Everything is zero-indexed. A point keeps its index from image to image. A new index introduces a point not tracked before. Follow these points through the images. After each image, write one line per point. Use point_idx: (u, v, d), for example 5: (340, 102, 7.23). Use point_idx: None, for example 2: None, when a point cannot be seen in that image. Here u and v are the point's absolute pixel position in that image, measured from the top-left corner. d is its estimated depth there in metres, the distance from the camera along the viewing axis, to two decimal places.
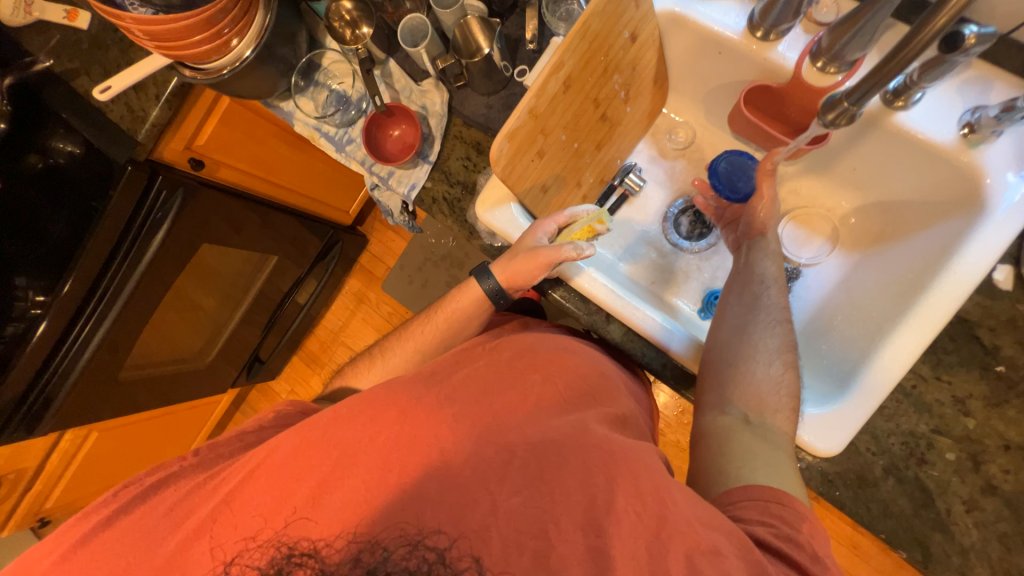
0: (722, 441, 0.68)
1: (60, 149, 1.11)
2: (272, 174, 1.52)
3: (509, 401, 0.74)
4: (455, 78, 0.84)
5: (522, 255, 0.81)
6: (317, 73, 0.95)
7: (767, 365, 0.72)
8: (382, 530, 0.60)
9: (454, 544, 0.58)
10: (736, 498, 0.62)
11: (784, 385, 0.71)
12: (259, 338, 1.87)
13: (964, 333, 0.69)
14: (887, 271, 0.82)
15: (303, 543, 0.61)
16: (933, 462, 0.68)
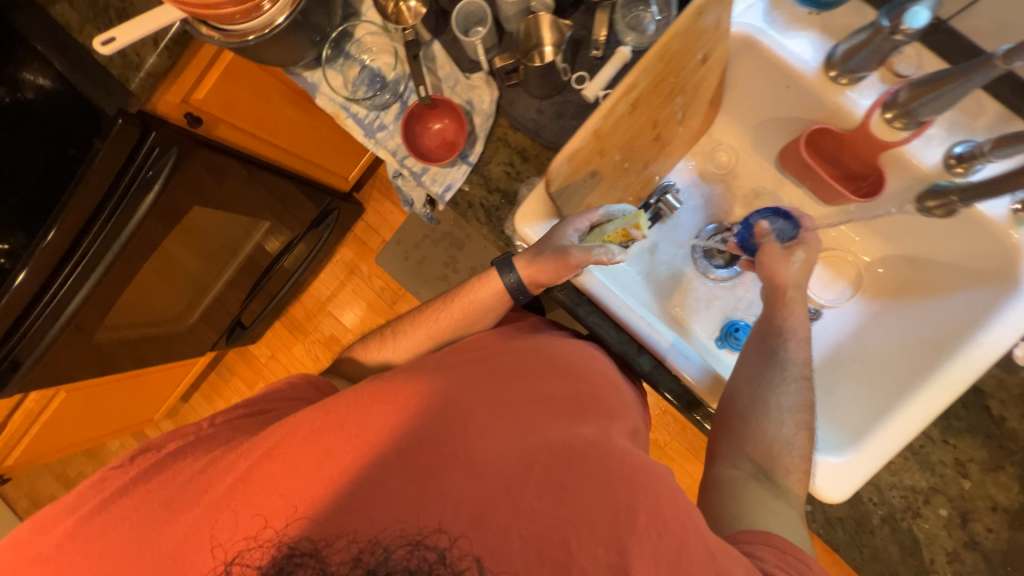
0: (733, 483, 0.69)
1: (30, 82, 0.86)
2: (278, 136, 1.26)
3: (559, 408, 0.66)
4: (510, 76, 0.77)
5: (547, 256, 0.70)
6: (349, 45, 0.87)
7: (780, 424, 0.73)
8: (382, 530, 0.53)
9: (456, 544, 0.52)
10: (755, 539, 0.62)
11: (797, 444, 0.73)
12: (246, 304, 1.56)
13: (976, 402, 0.80)
14: (904, 326, 0.90)
15: (303, 544, 0.53)
16: (926, 515, 0.82)
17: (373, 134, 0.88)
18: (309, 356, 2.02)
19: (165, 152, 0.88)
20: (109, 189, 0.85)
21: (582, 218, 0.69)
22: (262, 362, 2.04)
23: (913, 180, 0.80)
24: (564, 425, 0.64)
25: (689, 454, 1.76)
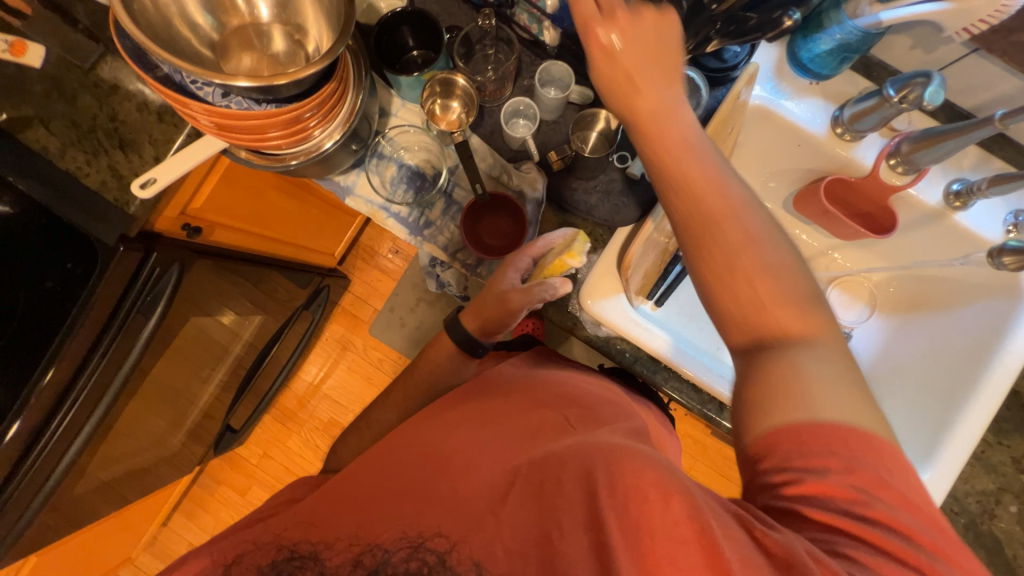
0: None
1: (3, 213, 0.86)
2: (264, 227, 1.31)
3: (547, 440, 0.62)
4: (560, 163, 0.79)
5: (498, 295, 0.73)
6: (383, 146, 0.83)
7: None
8: (384, 534, 0.54)
9: (455, 548, 0.51)
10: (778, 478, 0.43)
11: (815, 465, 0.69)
12: (234, 406, 1.61)
13: (1016, 402, 0.81)
14: (929, 337, 0.93)
15: (300, 548, 0.56)
16: (1001, 515, 0.80)
17: (421, 231, 0.83)
18: (305, 445, 1.97)
19: (166, 271, 0.94)
20: (102, 330, 0.88)
21: (525, 254, 0.74)
22: (254, 464, 1.95)
23: (918, 216, 0.87)
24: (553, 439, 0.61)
25: (718, 479, 1.70)
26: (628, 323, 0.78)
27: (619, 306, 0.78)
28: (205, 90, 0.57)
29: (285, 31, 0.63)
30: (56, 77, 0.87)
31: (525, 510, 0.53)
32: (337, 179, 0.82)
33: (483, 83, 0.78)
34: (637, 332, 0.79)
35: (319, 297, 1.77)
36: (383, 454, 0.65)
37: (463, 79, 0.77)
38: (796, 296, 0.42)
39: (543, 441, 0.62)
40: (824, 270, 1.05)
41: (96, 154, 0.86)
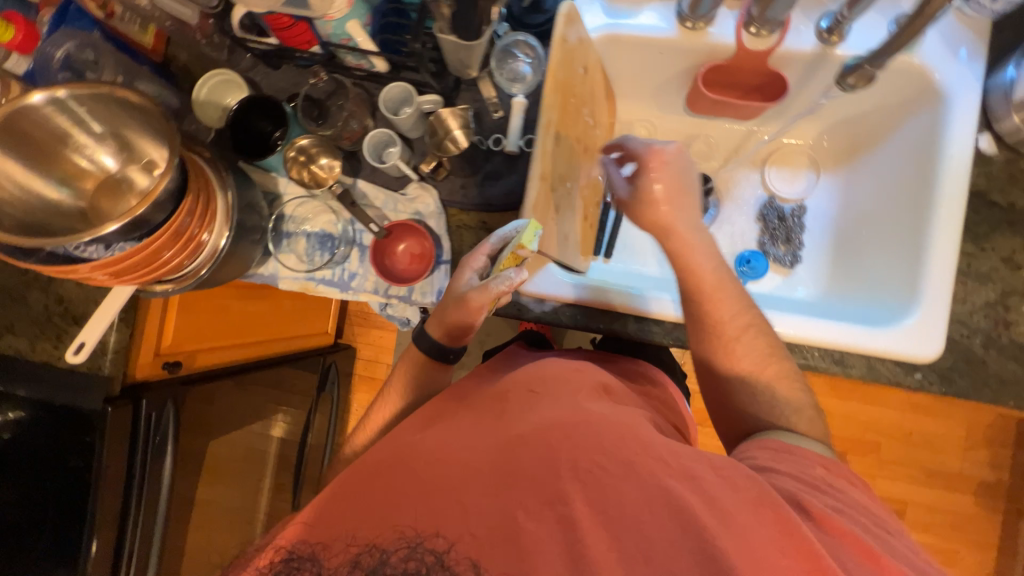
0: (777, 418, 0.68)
1: (8, 420, 0.94)
2: (245, 335, 1.38)
3: (527, 407, 0.61)
4: (436, 170, 0.82)
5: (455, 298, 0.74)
6: (286, 224, 0.87)
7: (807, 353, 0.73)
8: (381, 534, 0.51)
9: (453, 547, 0.49)
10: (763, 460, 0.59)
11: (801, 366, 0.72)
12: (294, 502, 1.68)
13: (982, 203, 0.76)
14: (878, 177, 0.89)
15: (298, 552, 0.52)
16: (1017, 320, 0.74)
17: (349, 284, 0.86)
18: None
19: (163, 411, 1.01)
20: (127, 482, 0.96)
21: (476, 255, 0.72)
22: None
23: (804, 67, 0.83)
24: (532, 410, 0.60)
25: None
26: (562, 289, 0.82)
27: (545, 278, 0.82)
28: (88, 250, 0.60)
29: (139, 167, 0.67)
30: (4, 286, 0.95)
31: (493, 501, 0.51)
32: (259, 270, 0.87)
33: (337, 131, 0.80)
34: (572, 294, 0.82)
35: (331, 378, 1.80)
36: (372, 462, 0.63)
37: (303, 138, 0.81)
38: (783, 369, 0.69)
39: (522, 411, 0.61)
40: (752, 155, 1.02)
41: (60, 338, 0.94)
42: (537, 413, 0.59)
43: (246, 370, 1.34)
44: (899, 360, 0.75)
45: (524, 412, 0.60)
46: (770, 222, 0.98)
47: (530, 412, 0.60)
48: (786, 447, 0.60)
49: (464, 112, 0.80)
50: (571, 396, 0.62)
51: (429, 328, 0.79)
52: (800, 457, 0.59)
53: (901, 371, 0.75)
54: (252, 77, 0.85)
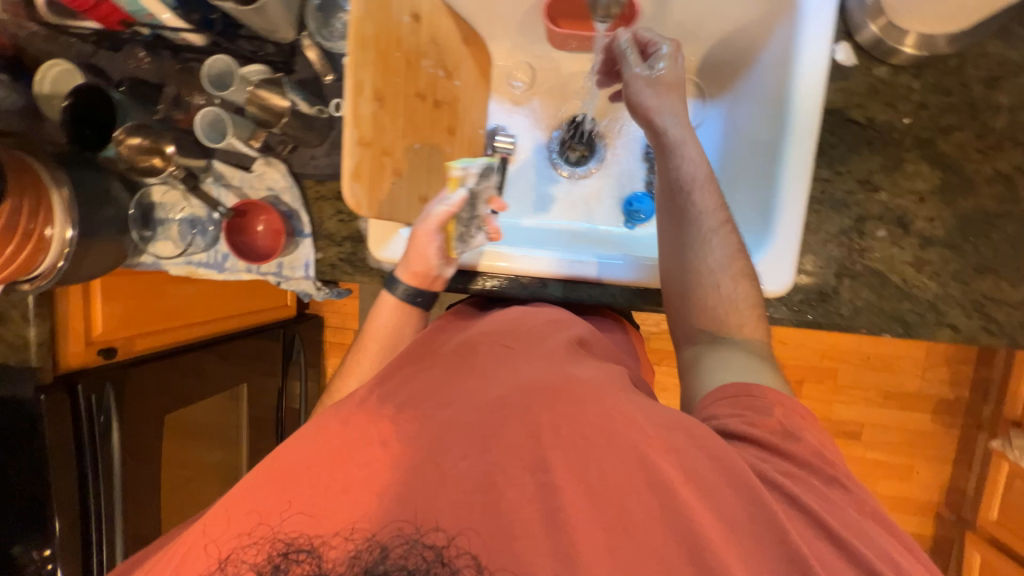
0: (697, 364, 0.65)
1: None
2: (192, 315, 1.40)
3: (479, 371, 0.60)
4: (282, 145, 0.81)
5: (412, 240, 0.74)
6: (156, 212, 0.87)
7: (722, 283, 0.67)
8: (380, 525, 0.48)
9: (454, 540, 0.47)
10: (722, 408, 0.59)
11: (742, 297, 0.67)
12: None
13: (839, 122, 0.71)
14: (750, 99, 0.83)
15: (297, 540, 0.48)
16: (871, 246, 0.71)
17: (224, 265, 0.88)
18: None
19: (102, 392, 1.08)
20: (79, 456, 1.05)
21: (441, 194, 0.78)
22: None
23: None
24: (504, 369, 0.60)
25: None
26: (535, 263, 0.80)
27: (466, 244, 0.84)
28: None
29: None
30: None
31: (473, 468, 0.50)
32: (141, 259, 0.88)
33: (165, 113, 0.82)
34: (554, 267, 0.79)
35: (302, 349, 1.75)
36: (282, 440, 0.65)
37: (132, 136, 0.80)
38: (747, 292, 0.67)
39: (479, 379, 0.59)
40: None
41: None
42: (493, 377, 0.59)
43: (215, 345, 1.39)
44: None
45: (476, 380, 0.59)
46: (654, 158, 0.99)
47: (486, 378, 0.59)
48: (746, 393, 0.58)
49: (281, 77, 0.77)
50: (538, 356, 0.62)
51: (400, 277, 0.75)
52: (759, 402, 0.57)
53: None
54: (95, 63, 0.82)
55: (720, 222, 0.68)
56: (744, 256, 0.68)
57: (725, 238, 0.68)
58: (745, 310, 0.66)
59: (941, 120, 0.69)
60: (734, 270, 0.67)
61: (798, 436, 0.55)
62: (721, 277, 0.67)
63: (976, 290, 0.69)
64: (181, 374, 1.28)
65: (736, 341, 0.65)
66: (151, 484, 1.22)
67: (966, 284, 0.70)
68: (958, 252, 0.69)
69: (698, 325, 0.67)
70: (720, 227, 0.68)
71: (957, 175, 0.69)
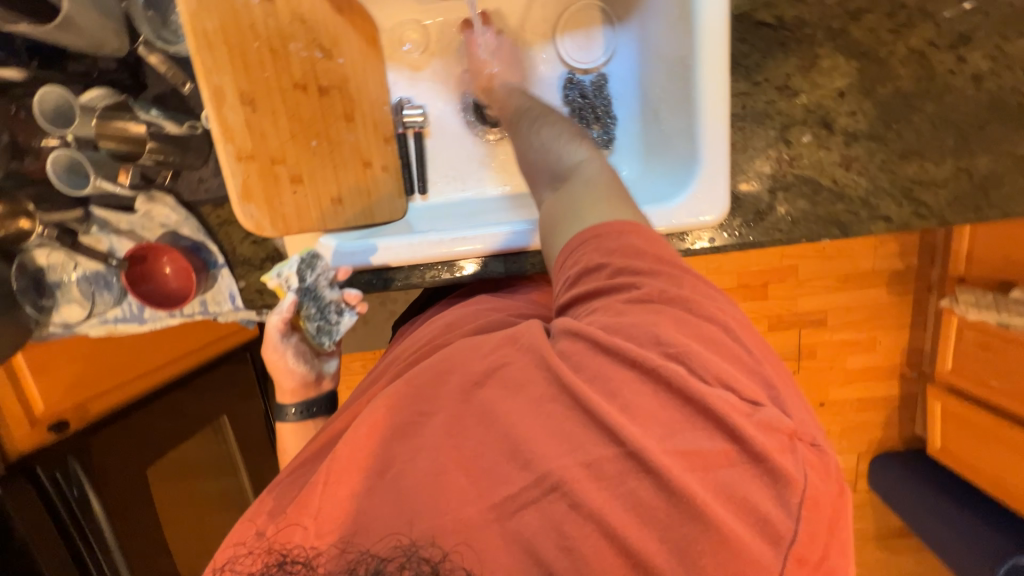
0: (556, 220, 0.57)
1: None
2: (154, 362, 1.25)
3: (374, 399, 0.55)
4: (161, 173, 0.72)
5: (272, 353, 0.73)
6: (48, 277, 0.78)
7: (540, 133, 0.65)
8: (376, 538, 0.43)
9: (449, 554, 0.42)
10: (597, 259, 0.51)
11: (567, 136, 0.64)
12: None
13: (749, 27, 0.67)
14: (659, 17, 0.77)
15: (294, 550, 0.45)
16: (799, 154, 0.69)
17: (141, 316, 0.81)
18: None
19: (67, 468, 1.04)
20: (63, 533, 1.03)
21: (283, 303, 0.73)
22: None
23: None
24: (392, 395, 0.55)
25: None
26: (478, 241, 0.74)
27: (364, 249, 0.74)
28: None
29: None
30: None
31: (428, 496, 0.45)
32: (49, 329, 0.81)
33: (10, 167, 0.69)
34: (507, 240, 0.74)
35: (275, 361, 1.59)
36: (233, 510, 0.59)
37: None
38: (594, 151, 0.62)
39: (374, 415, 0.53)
40: (540, 28, 0.89)
41: None
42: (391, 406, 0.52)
43: (190, 380, 1.31)
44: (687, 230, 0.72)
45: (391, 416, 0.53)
46: (575, 102, 0.88)
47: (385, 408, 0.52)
48: (568, 252, 0.54)
49: (127, 99, 0.66)
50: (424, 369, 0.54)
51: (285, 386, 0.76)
52: (574, 253, 0.53)
53: (684, 242, 0.73)
54: None
55: (526, 102, 0.73)
56: (547, 112, 0.69)
57: (533, 109, 0.71)
58: (575, 146, 0.62)
59: (850, 5, 0.65)
60: (540, 125, 0.67)
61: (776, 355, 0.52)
62: (538, 131, 0.66)
63: (904, 175, 0.69)
64: (160, 426, 1.23)
65: (573, 172, 0.59)
66: (152, 539, 1.19)
67: (894, 172, 0.69)
68: (882, 143, 0.68)
69: (541, 190, 0.62)
70: (524, 107, 0.73)
71: (873, 62, 0.66)
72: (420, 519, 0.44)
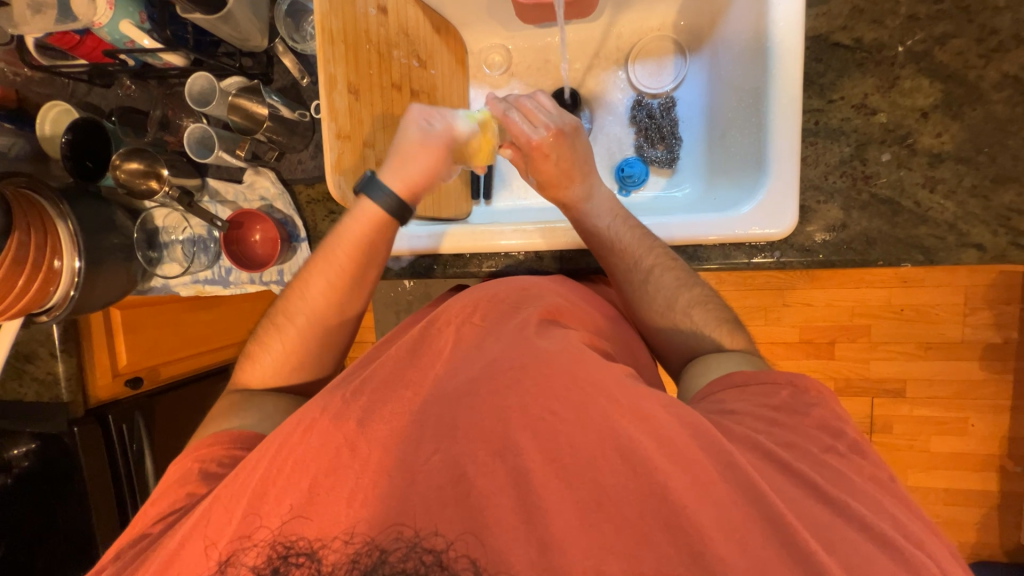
0: (703, 365, 0.61)
1: (19, 455, 1.01)
2: (211, 341, 1.33)
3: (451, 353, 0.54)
4: (269, 152, 0.81)
5: (416, 154, 0.67)
6: (160, 236, 0.90)
7: (688, 315, 0.64)
8: (379, 528, 0.42)
9: (452, 544, 0.41)
10: (752, 383, 0.52)
11: (715, 321, 0.64)
12: None
13: (825, 48, 0.69)
14: (733, 43, 0.80)
15: (298, 542, 0.43)
16: (876, 172, 0.68)
17: (228, 279, 0.90)
18: None
19: (132, 422, 1.10)
20: (116, 486, 1.07)
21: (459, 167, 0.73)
22: None
23: None
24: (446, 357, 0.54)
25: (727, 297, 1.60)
26: (548, 235, 0.77)
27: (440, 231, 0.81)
28: None
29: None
30: None
31: (473, 451, 0.44)
32: (152, 283, 0.92)
33: (155, 136, 0.84)
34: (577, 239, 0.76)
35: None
36: (237, 428, 0.60)
37: (132, 161, 0.82)
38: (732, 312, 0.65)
39: (450, 363, 0.53)
40: (614, 56, 0.96)
41: (21, 376, 0.97)
42: (458, 363, 0.52)
43: None
44: (749, 244, 0.71)
45: (443, 361, 0.52)
46: (641, 122, 0.93)
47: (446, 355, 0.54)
48: (753, 378, 0.53)
49: (259, 85, 0.78)
50: (510, 331, 0.53)
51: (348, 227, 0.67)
52: (766, 385, 0.52)
53: (747, 255, 0.72)
54: (91, 101, 0.86)
55: (655, 264, 0.67)
56: (691, 285, 0.66)
57: (665, 274, 0.66)
58: (738, 331, 0.64)
59: (935, 30, 0.65)
60: (685, 303, 0.65)
61: (804, 411, 0.49)
62: (677, 314, 0.65)
63: (1001, 203, 0.65)
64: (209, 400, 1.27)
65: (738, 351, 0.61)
66: None
67: (987, 199, 0.65)
68: (972, 166, 0.65)
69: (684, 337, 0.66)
70: (648, 268, 0.67)
71: (959, 84, 0.65)
72: (472, 469, 0.43)
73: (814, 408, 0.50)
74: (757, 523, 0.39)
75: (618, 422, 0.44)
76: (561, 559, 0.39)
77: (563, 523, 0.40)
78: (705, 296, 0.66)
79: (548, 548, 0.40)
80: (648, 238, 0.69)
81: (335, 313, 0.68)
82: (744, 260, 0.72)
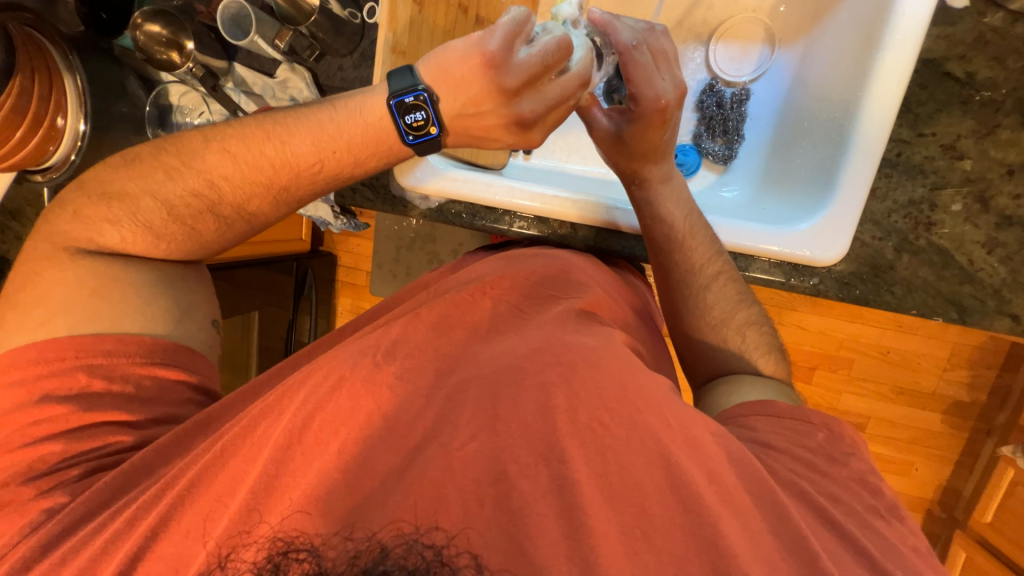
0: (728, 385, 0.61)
1: None
2: None
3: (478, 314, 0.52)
4: (308, 50, 0.74)
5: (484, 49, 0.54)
6: (173, 115, 0.79)
7: (738, 336, 0.64)
8: (383, 523, 0.37)
9: (453, 540, 0.37)
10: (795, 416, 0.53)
11: (762, 343, 0.64)
12: None
13: (934, 75, 0.64)
14: (835, 45, 0.74)
15: (300, 538, 0.38)
16: (942, 221, 0.65)
17: None
18: None
19: None
20: None
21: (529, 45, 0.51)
22: None
23: None
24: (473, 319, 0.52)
25: None
26: (592, 208, 0.74)
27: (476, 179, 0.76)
28: None
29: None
30: None
31: (494, 422, 0.43)
32: None
33: (185, 1, 0.75)
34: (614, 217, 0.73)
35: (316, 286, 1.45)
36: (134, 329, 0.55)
37: (154, 23, 0.73)
38: (759, 333, 0.64)
39: None
40: (698, 28, 0.87)
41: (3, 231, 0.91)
42: (496, 343, 0.50)
43: None
44: (790, 265, 0.69)
45: None
46: (708, 110, 0.87)
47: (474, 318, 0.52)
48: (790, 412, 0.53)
49: None
50: (551, 320, 0.52)
51: (376, 105, 0.53)
52: (802, 423, 0.52)
53: (785, 275, 0.69)
54: None
55: (718, 272, 0.65)
56: (748, 304, 0.65)
57: (721, 288, 0.64)
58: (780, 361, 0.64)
59: None
60: (739, 322, 0.64)
61: (841, 459, 0.50)
62: (726, 330, 0.64)
63: None
64: None
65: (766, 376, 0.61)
66: None
67: None
68: None
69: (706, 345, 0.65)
70: (710, 279, 0.65)
71: None
72: (490, 440, 0.42)
73: (835, 448, 0.50)
74: (757, 546, 0.40)
75: (651, 431, 0.43)
76: (566, 550, 0.38)
77: (570, 512, 0.40)
78: (757, 318, 0.65)
79: (551, 533, 0.39)
80: (717, 246, 0.66)
81: (275, 193, 0.56)
82: (784, 280, 0.69)
